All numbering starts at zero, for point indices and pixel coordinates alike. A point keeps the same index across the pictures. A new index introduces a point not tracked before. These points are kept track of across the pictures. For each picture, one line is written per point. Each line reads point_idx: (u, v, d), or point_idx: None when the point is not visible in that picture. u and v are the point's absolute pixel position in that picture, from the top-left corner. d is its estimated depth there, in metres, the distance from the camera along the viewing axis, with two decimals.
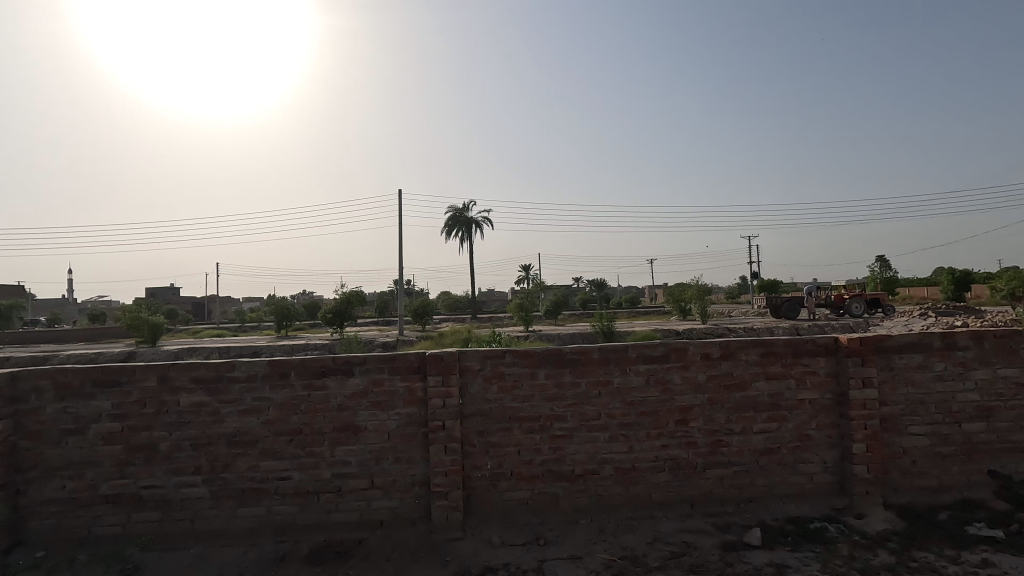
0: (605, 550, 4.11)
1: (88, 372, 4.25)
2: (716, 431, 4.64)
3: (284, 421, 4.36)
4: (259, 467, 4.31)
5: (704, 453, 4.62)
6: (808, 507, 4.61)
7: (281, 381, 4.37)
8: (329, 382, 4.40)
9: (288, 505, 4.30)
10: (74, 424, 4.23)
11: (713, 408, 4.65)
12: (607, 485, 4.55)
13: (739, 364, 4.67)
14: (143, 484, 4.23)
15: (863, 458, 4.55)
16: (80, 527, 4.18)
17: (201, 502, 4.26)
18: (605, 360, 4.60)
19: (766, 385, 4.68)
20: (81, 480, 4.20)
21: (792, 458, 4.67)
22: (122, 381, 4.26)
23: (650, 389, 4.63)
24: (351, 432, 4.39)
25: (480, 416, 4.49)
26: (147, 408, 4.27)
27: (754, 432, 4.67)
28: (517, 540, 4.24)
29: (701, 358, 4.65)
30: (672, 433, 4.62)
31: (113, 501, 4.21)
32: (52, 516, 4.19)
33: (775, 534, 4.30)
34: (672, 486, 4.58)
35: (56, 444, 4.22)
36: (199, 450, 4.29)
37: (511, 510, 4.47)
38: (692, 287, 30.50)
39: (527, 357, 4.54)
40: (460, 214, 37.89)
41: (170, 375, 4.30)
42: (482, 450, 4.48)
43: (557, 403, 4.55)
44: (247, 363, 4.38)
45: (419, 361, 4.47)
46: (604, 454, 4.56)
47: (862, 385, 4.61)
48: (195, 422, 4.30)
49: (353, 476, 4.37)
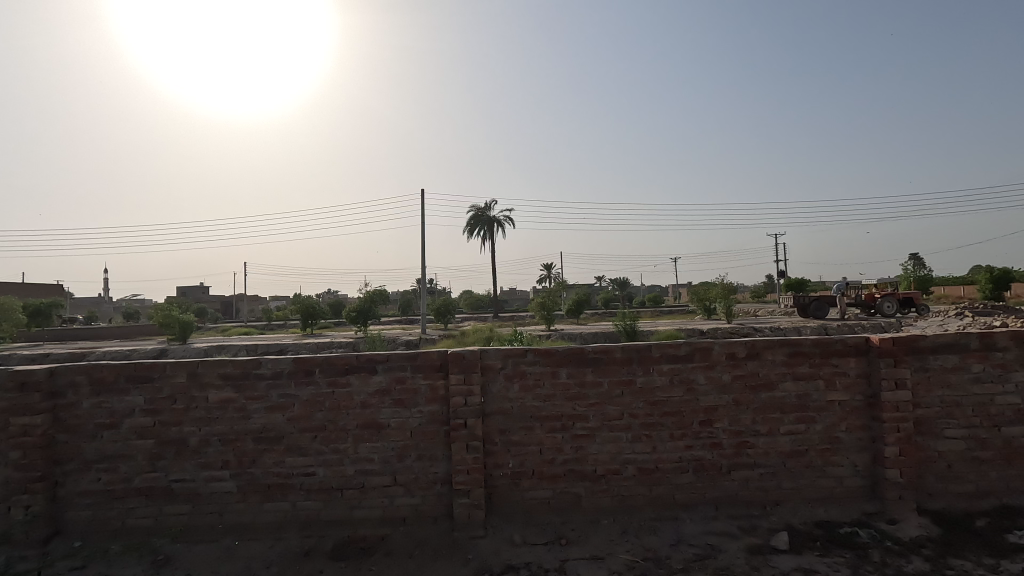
0: (627, 551, 4.07)
1: (122, 368, 4.38)
2: (741, 432, 4.56)
3: (309, 418, 4.42)
4: (285, 463, 4.39)
5: (728, 454, 4.54)
6: (837, 511, 4.49)
7: (306, 379, 4.44)
8: (352, 379, 4.45)
9: (312, 501, 4.37)
10: (108, 418, 4.35)
11: (738, 408, 4.57)
12: (630, 485, 4.50)
13: (765, 365, 4.58)
14: (174, 477, 4.34)
15: (895, 462, 4.42)
16: (114, 519, 4.31)
17: (229, 496, 4.35)
18: (627, 360, 4.56)
19: (793, 385, 4.58)
20: (115, 473, 4.33)
21: (820, 461, 4.56)
22: (155, 377, 4.38)
23: (674, 389, 4.56)
24: (375, 430, 4.44)
25: (501, 414, 4.50)
26: (178, 404, 4.38)
27: (781, 433, 4.57)
28: (539, 539, 4.23)
29: (726, 357, 4.57)
30: (696, 434, 4.55)
31: (145, 493, 4.32)
32: (88, 507, 4.32)
33: (804, 538, 4.20)
34: (697, 487, 4.52)
35: (92, 438, 4.35)
36: (227, 445, 4.38)
37: (533, 509, 4.46)
38: (718, 285, 29.94)
39: (548, 356, 4.53)
40: (483, 214, 38.04)
41: (199, 372, 4.40)
42: (503, 449, 4.48)
43: (579, 403, 4.52)
44: (273, 361, 4.46)
45: (441, 360, 4.49)
46: (627, 454, 4.52)
47: (895, 387, 4.46)
48: (223, 418, 4.39)
49: (376, 473, 4.41)
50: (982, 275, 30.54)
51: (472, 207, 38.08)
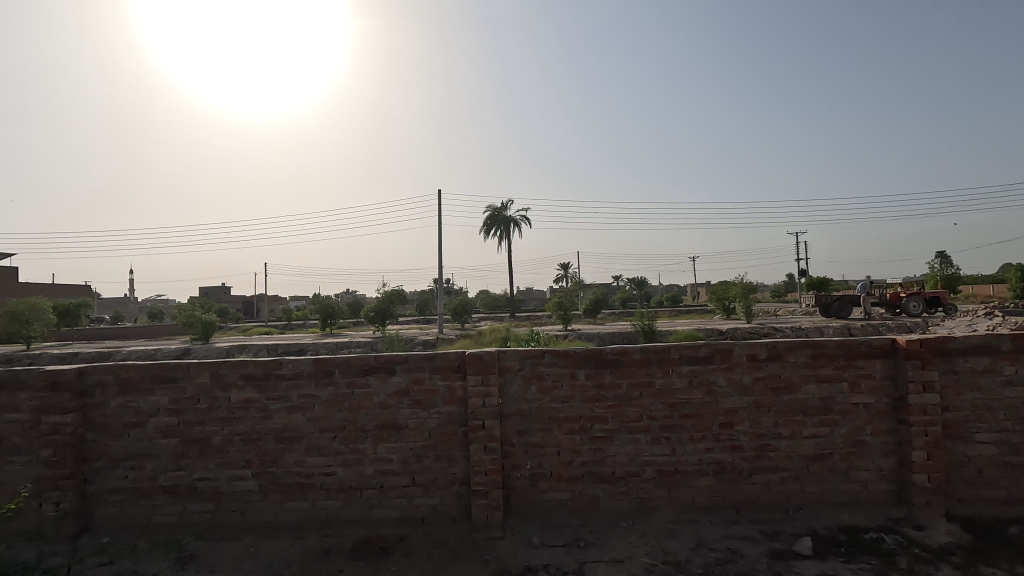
0: (647, 554, 4.03)
1: (147, 368, 4.47)
2: (763, 434, 4.49)
3: (328, 418, 4.46)
4: (305, 463, 4.44)
5: (750, 458, 4.48)
6: (862, 517, 4.40)
7: (326, 379, 4.48)
8: (371, 380, 4.48)
9: (333, 500, 4.41)
10: (135, 417, 4.44)
11: (759, 411, 4.50)
12: (649, 488, 4.47)
13: (788, 366, 4.50)
14: (198, 476, 4.42)
15: (923, 466, 4.31)
16: (140, 515, 4.40)
17: (251, 495, 4.41)
18: (646, 361, 4.52)
19: (816, 387, 4.50)
20: (141, 471, 4.42)
21: (845, 465, 4.48)
22: (179, 377, 4.46)
23: (693, 390, 4.51)
24: (393, 430, 4.46)
25: (519, 415, 4.49)
26: (201, 403, 4.46)
27: (804, 436, 4.49)
28: (558, 541, 4.20)
29: (747, 359, 4.50)
30: (716, 437, 4.49)
31: (170, 491, 4.41)
32: (116, 504, 4.42)
33: (828, 543, 4.12)
34: (717, 491, 4.47)
35: (119, 436, 4.44)
36: (249, 444, 4.44)
37: (551, 511, 4.45)
38: (737, 284, 29.50)
39: (567, 357, 4.51)
40: (499, 214, 38.07)
41: (221, 372, 4.47)
42: (521, 450, 4.48)
43: (597, 404, 4.50)
44: (293, 361, 4.51)
45: (459, 361, 4.50)
46: (646, 456, 4.48)
47: (923, 390, 4.35)
48: (245, 418, 4.45)
49: (395, 474, 4.44)
50: (1013, 273, 29.67)
51: (489, 208, 38.21)
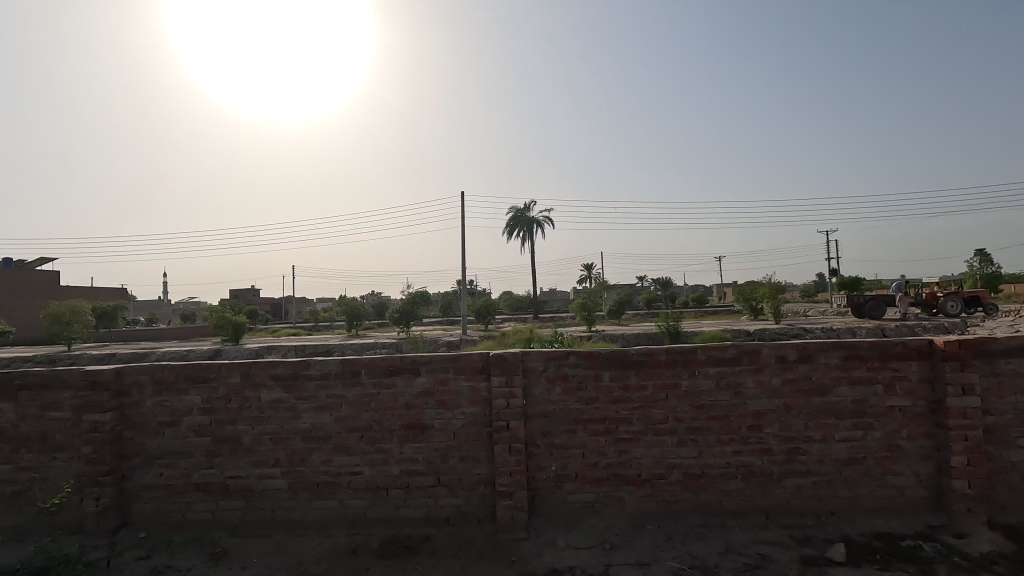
0: (674, 558, 3.97)
1: (181, 368, 4.59)
2: (793, 437, 4.40)
3: (355, 418, 4.52)
4: (333, 462, 4.51)
5: (779, 461, 4.39)
6: (898, 523, 4.27)
7: (352, 380, 4.55)
8: (397, 381, 4.53)
9: (359, 499, 4.47)
10: (169, 416, 4.57)
11: (789, 413, 4.40)
12: (676, 491, 4.41)
13: (818, 368, 4.40)
14: (230, 474, 4.52)
15: (963, 472, 4.17)
16: (175, 512, 4.53)
17: (280, 493, 4.50)
18: (672, 362, 4.46)
19: (849, 390, 4.38)
20: (175, 468, 4.55)
21: (879, 470, 4.35)
22: (211, 378, 4.57)
23: (721, 392, 4.44)
24: (419, 431, 4.50)
25: (544, 417, 4.48)
26: (232, 403, 4.56)
27: (836, 440, 4.38)
28: (583, 543, 4.17)
29: (776, 360, 4.41)
30: (745, 439, 4.41)
31: (203, 488, 4.52)
32: (152, 500, 4.55)
33: (862, 550, 4.00)
34: (745, 494, 4.39)
35: (154, 435, 4.57)
36: (278, 444, 4.53)
37: (576, 512, 4.43)
38: (765, 284, 28.91)
39: (591, 358, 4.49)
40: (522, 214, 38.10)
41: (252, 373, 4.57)
42: (546, 451, 4.47)
43: (622, 406, 4.46)
44: (321, 362, 4.58)
45: (483, 361, 4.51)
46: (672, 458, 4.43)
47: (962, 393, 4.20)
48: (274, 418, 4.54)
49: (421, 474, 4.48)
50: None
51: (512, 208, 38.30)
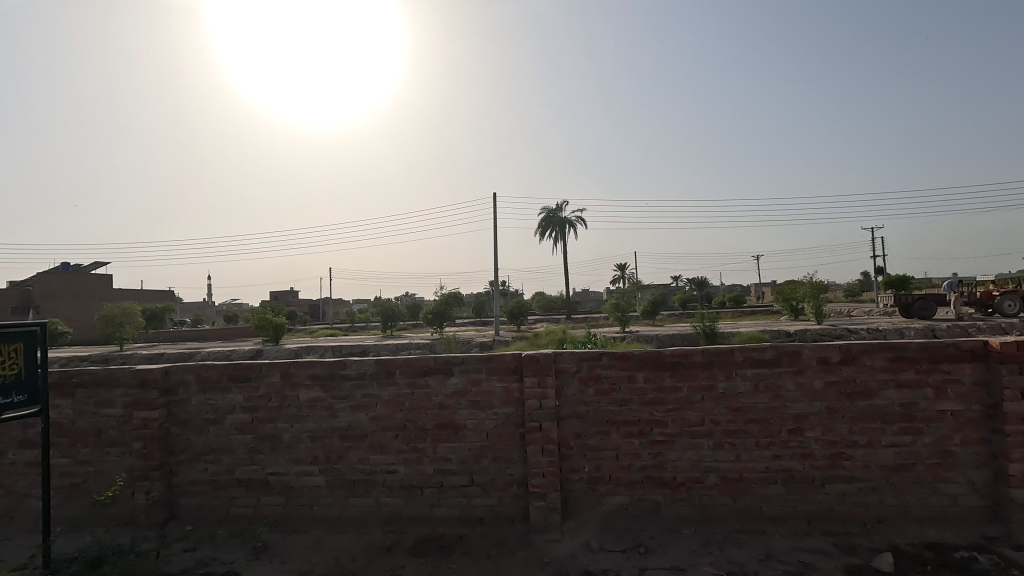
0: (711, 563, 3.87)
1: (224, 367, 4.75)
2: (836, 442, 4.25)
3: (390, 418, 4.60)
4: (368, 460, 4.59)
5: (822, 466, 4.25)
6: (951, 533, 4.06)
7: (387, 380, 4.62)
8: (430, 381, 4.58)
9: (394, 497, 4.54)
10: (213, 414, 4.74)
11: (832, 417, 4.26)
12: (712, 495, 4.32)
13: (863, 371, 4.24)
14: (270, 471, 4.66)
15: (1022, 481, 3.94)
16: (219, 506, 4.69)
17: (318, 490, 4.61)
18: (708, 364, 4.37)
19: (896, 393, 4.20)
20: (219, 464, 4.71)
21: (930, 477, 4.16)
22: (252, 377, 4.72)
23: (759, 395, 4.32)
24: (452, 431, 4.54)
25: (577, 418, 4.46)
26: (272, 402, 4.70)
27: (882, 445, 4.21)
28: (617, 546, 4.12)
29: (818, 362, 4.27)
30: (785, 443, 4.29)
31: (246, 484, 4.67)
32: (197, 495, 4.73)
33: (912, 560, 3.82)
34: (786, 500, 4.26)
35: (200, 432, 4.75)
36: (316, 442, 4.64)
37: (610, 515, 4.39)
38: (806, 284, 28.01)
39: (624, 359, 4.44)
40: (554, 214, 38.00)
41: (291, 372, 4.70)
42: (579, 453, 4.44)
43: (657, 408, 4.40)
44: (357, 362, 4.68)
45: (516, 362, 4.52)
46: (709, 462, 4.34)
47: (1020, 397, 3.97)
48: (312, 416, 4.66)
49: (454, 473, 4.52)
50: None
51: (544, 208, 38.31)
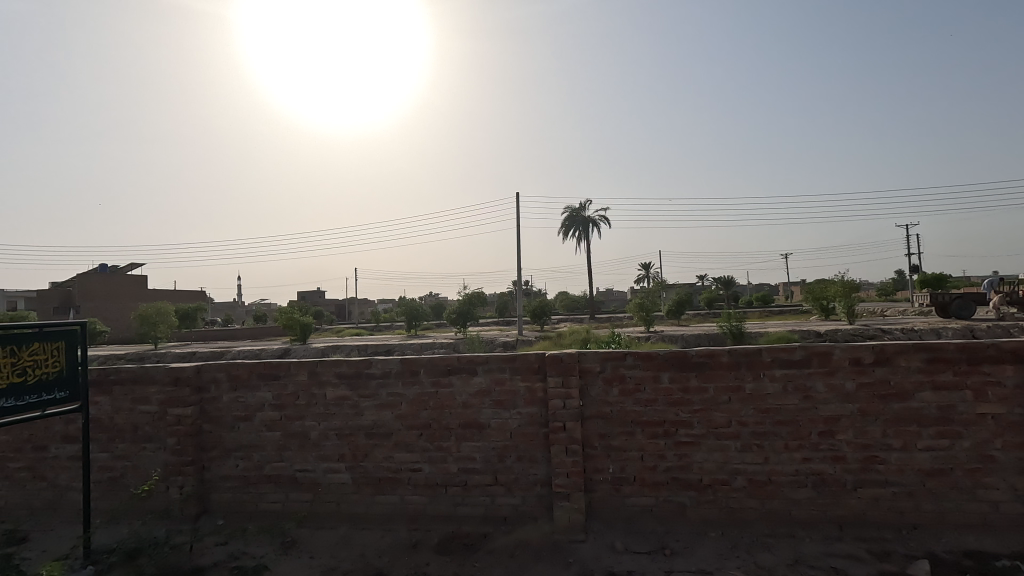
0: (739, 566, 3.81)
1: (254, 366, 4.86)
2: (869, 445, 4.13)
3: (414, 416, 4.64)
4: (394, 458, 4.64)
5: (854, 470, 4.14)
6: (992, 541, 3.91)
7: (412, 379, 4.66)
8: (454, 380, 4.60)
9: (419, 495, 4.58)
10: (243, 412, 4.85)
11: (864, 420, 4.15)
12: (740, 497, 4.25)
13: (898, 372, 4.11)
14: (298, 467, 4.75)
15: None
16: (249, 501, 4.80)
17: (345, 487, 4.68)
18: (735, 364, 4.30)
19: (933, 396, 4.07)
20: (250, 460, 4.82)
21: (968, 482, 4.02)
22: (281, 375, 4.82)
23: (788, 396, 4.23)
24: (476, 430, 4.56)
25: (601, 418, 4.43)
26: (300, 400, 4.79)
27: (918, 449, 4.08)
28: (642, 547, 4.08)
29: (850, 363, 4.16)
30: (815, 446, 4.19)
31: (275, 480, 4.77)
32: (229, 490, 4.84)
33: (950, 568, 3.69)
34: (816, 504, 4.17)
35: (231, 428, 4.87)
36: (342, 439, 4.71)
37: (635, 517, 4.35)
38: (837, 283, 27.30)
39: (649, 359, 4.40)
40: (577, 214, 37.84)
41: (318, 371, 4.78)
42: (603, 453, 4.42)
43: (683, 409, 4.34)
44: (382, 361, 4.73)
45: (539, 362, 4.52)
46: (736, 464, 4.27)
47: None
48: (339, 414, 4.73)
49: (478, 472, 4.53)
50: None
51: (567, 207, 38.17)
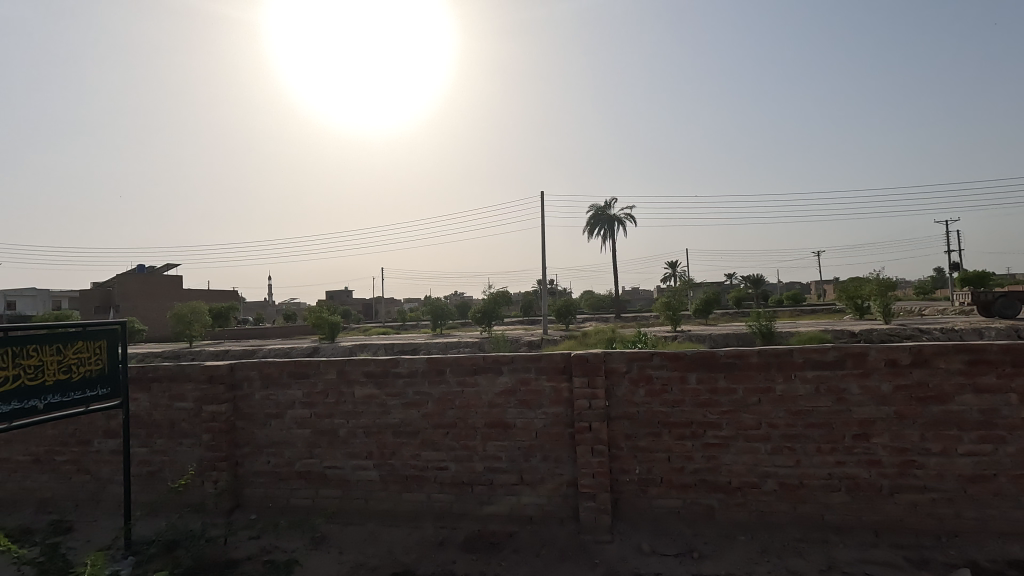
0: (769, 571, 3.74)
1: (285, 364, 4.97)
2: (906, 449, 4.01)
3: (441, 415, 4.68)
4: (420, 457, 4.69)
5: (890, 474, 4.02)
6: None
7: (438, 378, 4.70)
8: (480, 379, 4.63)
9: (445, 493, 4.62)
10: (275, 409, 4.97)
11: (901, 423, 4.02)
12: (770, 501, 4.17)
13: (937, 374, 3.98)
14: (328, 464, 4.84)
15: None
16: (281, 497, 4.92)
17: (373, 484, 4.75)
18: (765, 365, 4.22)
19: (974, 399, 3.92)
20: (281, 457, 4.93)
21: (1013, 489, 3.86)
22: (310, 373, 4.91)
23: (821, 398, 4.13)
24: (502, 429, 4.58)
25: (627, 419, 4.40)
26: (329, 398, 4.87)
27: (959, 454, 3.94)
28: (670, 550, 4.04)
29: (886, 364, 4.04)
30: (849, 449, 4.08)
31: (305, 476, 4.87)
32: (261, 485, 4.96)
33: None
34: (850, 509, 4.06)
35: (262, 425, 4.99)
36: (370, 437, 4.78)
37: (662, 518, 4.31)
38: (872, 281, 26.49)
39: (676, 359, 4.35)
40: (602, 212, 37.59)
41: (346, 369, 4.86)
42: (629, 454, 4.38)
43: (711, 410, 4.28)
44: (409, 360, 4.79)
45: (565, 362, 4.51)
46: (767, 466, 4.19)
47: None
48: (367, 412, 4.80)
49: (504, 472, 4.55)
50: None
51: (592, 206, 37.95)
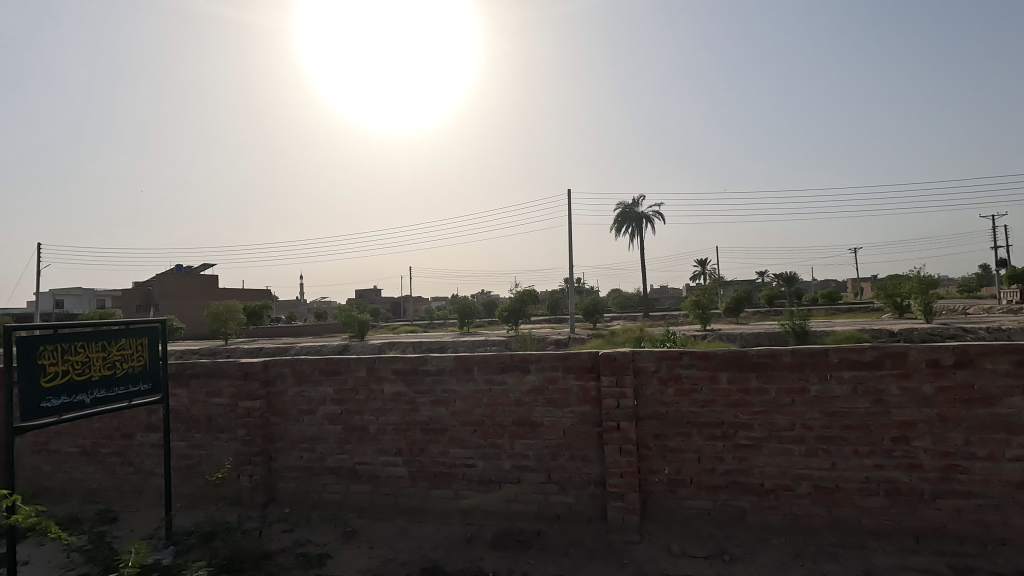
0: None
1: (316, 362, 5.08)
2: (949, 453, 3.86)
3: (469, 413, 4.71)
4: (449, 454, 4.73)
5: (932, 479, 3.88)
6: None
7: (466, 376, 4.73)
8: (507, 378, 4.64)
9: (473, 491, 4.65)
10: (307, 405, 5.08)
11: (944, 426, 3.88)
12: (804, 504, 4.07)
13: (983, 375, 3.82)
14: (358, 460, 4.92)
15: None
16: (313, 491, 5.03)
17: (402, 480, 4.81)
18: (799, 365, 4.11)
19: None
20: (313, 452, 5.04)
21: None
22: (341, 371, 5.00)
23: (858, 399, 4.01)
24: (529, 427, 4.58)
25: (656, 418, 4.35)
26: (360, 395, 4.96)
27: (1006, 458, 3.77)
28: (700, 551, 3.98)
29: (927, 365, 3.90)
30: (888, 452, 3.96)
31: (336, 472, 4.97)
32: (294, 480, 5.08)
33: None
34: (889, 513, 3.94)
35: (295, 421, 5.10)
36: (399, 434, 4.85)
37: (692, 520, 4.25)
38: (912, 279, 25.54)
39: (706, 358, 4.28)
40: (630, 210, 37.20)
41: (376, 367, 4.94)
42: (659, 454, 4.34)
43: (742, 410, 4.20)
44: (437, 358, 4.83)
45: (593, 361, 4.48)
46: (801, 469, 4.09)
47: None
48: (396, 409, 4.87)
49: (531, 470, 4.56)
50: None
51: (620, 204, 37.60)
